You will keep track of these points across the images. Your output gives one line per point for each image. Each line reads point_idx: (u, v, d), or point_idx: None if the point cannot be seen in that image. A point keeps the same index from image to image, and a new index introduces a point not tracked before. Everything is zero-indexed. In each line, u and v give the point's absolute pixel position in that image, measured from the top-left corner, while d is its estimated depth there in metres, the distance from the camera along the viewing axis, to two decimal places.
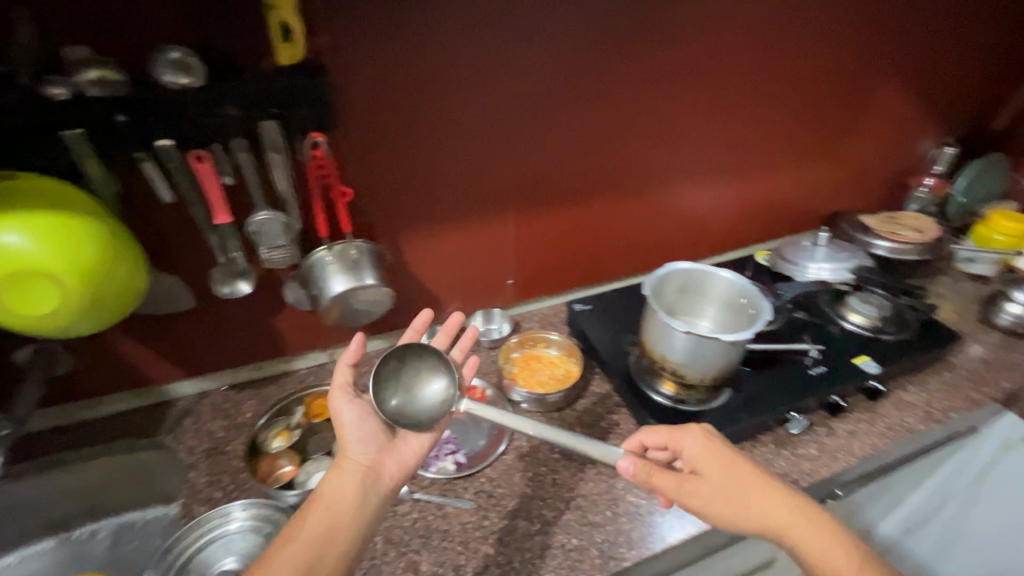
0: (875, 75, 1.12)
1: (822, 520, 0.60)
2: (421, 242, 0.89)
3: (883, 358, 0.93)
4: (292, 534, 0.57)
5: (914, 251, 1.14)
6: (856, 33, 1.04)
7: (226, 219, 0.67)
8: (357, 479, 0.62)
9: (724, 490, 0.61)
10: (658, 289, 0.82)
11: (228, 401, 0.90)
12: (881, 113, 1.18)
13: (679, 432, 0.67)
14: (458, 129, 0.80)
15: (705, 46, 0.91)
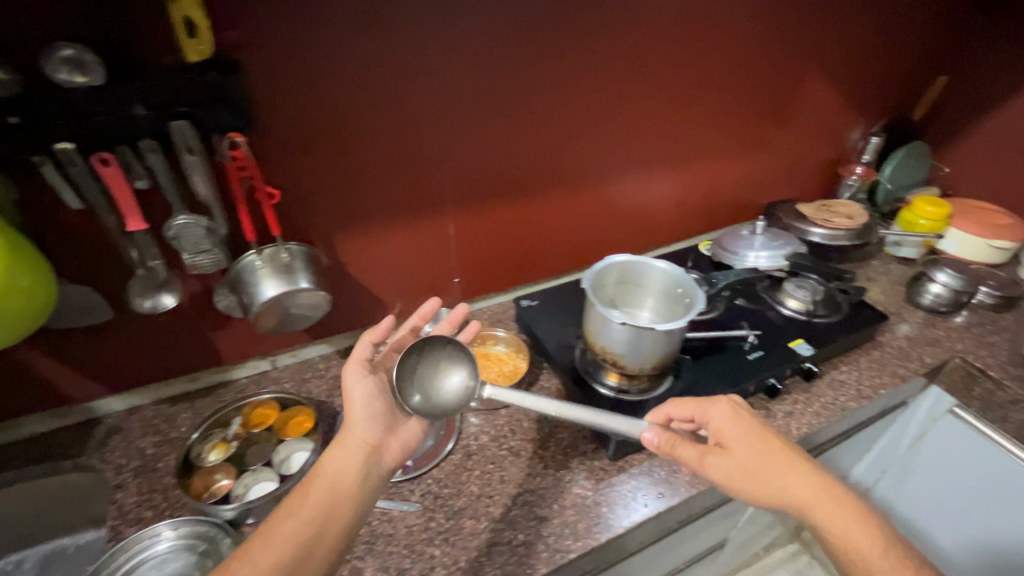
0: (801, 69, 1.17)
1: (841, 495, 0.61)
2: (359, 241, 0.89)
3: (816, 340, 0.97)
4: (296, 507, 0.58)
5: (845, 237, 1.20)
6: (779, 28, 1.08)
7: (140, 224, 0.64)
8: (361, 455, 0.64)
9: (744, 463, 0.63)
10: (598, 282, 0.83)
11: (160, 416, 0.86)
12: (809, 104, 1.24)
13: (705, 405, 0.70)
14: (388, 126, 0.80)
15: (630, 42, 0.94)
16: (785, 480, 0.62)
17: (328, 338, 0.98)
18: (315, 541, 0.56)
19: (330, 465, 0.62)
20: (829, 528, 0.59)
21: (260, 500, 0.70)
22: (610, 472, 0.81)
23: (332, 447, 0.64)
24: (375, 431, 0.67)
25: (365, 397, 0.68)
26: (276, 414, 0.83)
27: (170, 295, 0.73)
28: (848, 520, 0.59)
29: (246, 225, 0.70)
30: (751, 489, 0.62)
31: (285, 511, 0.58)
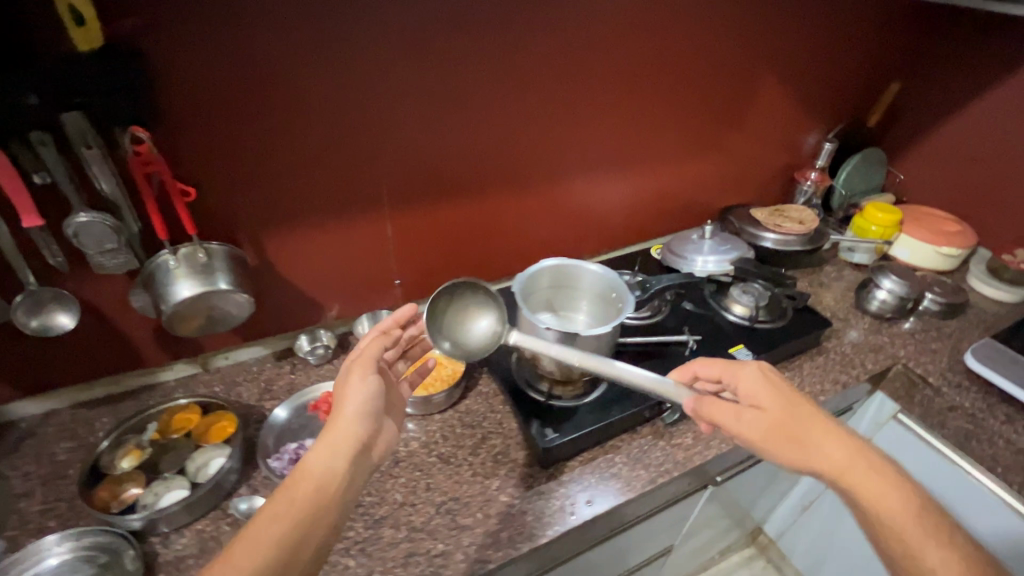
0: (752, 74, 1.17)
1: (874, 458, 0.61)
2: (289, 241, 0.87)
3: (757, 346, 0.97)
4: (280, 514, 0.54)
5: (797, 242, 1.20)
6: (727, 30, 1.07)
7: (35, 220, 0.61)
8: (348, 457, 0.60)
9: (778, 421, 0.64)
10: (530, 285, 0.82)
11: (78, 419, 0.83)
12: (763, 108, 1.23)
13: (736, 367, 0.71)
14: (315, 123, 0.79)
15: (573, 41, 0.93)
16: (819, 439, 0.62)
17: (261, 340, 0.95)
18: (300, 550, 0.54)
19: (313, 467, 0.58)
20: (864, 491, 0.59)
21: (166, 509, 0.68)
22: (539, 479, 0.80)
23: (317, 445, 0.59)
24: (366, 429, 0.62)
25: (360, 393, 0.63)
26: (196, 418, 0.80)
27: (70, 315, 0.72)
28: (884, 483, 0.59)
29: (156, 225, 0.67)
30: (785, 448, 0.62)
31: (268, 515, 0.54)
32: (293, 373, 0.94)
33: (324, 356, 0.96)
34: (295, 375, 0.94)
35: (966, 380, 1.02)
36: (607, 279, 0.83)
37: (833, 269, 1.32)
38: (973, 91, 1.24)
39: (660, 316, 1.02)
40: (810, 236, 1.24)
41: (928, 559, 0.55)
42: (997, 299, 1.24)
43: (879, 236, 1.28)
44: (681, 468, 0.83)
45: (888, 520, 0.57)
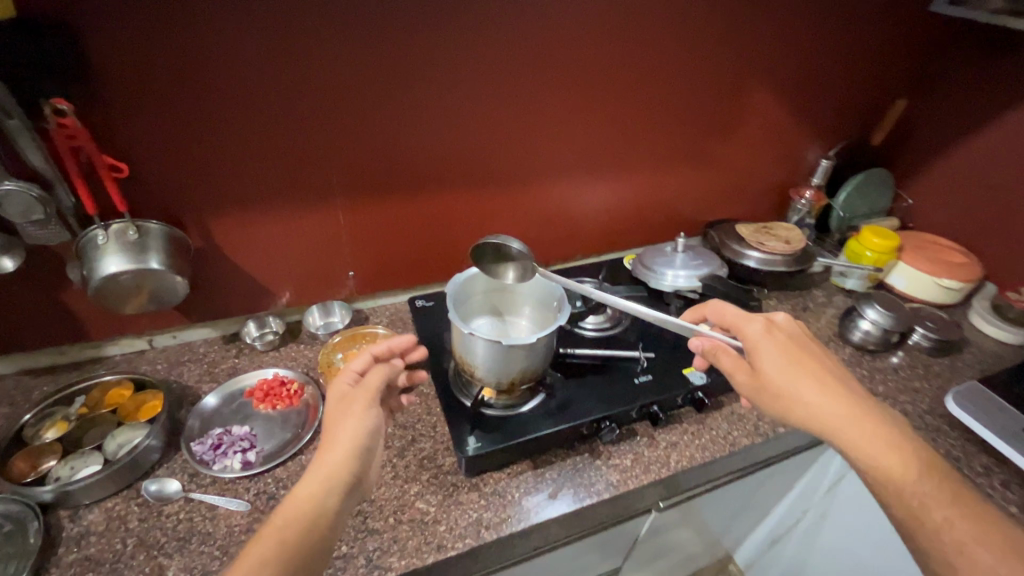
0: (743, 83, 1.10)
1: (869, 415, 0.62)
2: (236, 225, 0.86)
3: (714, 368, 0.92)
4: (270, 553, 0.52)
5: (782, 262, 1.14)
6: (717, 36, 1.01)
7: None
8: (336, 494, 0.59)
9: (771, 382, 0.66)
10: (469, 286, 0.80)
11: (19, 386, 0.84)
12: (756, 121, 1.17)
13: (742, 320, 0.72)
14: (262, 109, 0.78)
15: (544, 40, 0.89)
16: (811, 399, 0.64)
17: (210, 322, 0.95)
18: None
19: (302, 502, 0.57)
20: (859, 450, 0.60)
21: (75, 485, 0.68)
22: (461, 489, 0.77)
23: (307, 479, 0.58)
24: (358, 466, 0.61)
25: (358, 424, 0.63)
26: (127, 394, 0.81)
27: (14, 258, 0.70)
28: (883, 449, 0.60)
29: (84, 200, 0.67)
30: (775, 406, 0.66)
31: (262, 553, 0.52)
32: (237, 358, 0.93)
33: (270, 343, 0.95)
34: (238, 360, 0.93)
35: (947, 424, 0.94)
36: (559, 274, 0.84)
37: (822, 294, 1.25)
38: (988, 115, 1.15)
39: (619, 329, 1.00)
40: (796, 257, 1.17)
41: (925, 523, 0.57)
42: (999, 339, 1.15)
43: (874, 262, 1.20)
44: (613, 491, 0.79)
45: (889, 480, 0.59)
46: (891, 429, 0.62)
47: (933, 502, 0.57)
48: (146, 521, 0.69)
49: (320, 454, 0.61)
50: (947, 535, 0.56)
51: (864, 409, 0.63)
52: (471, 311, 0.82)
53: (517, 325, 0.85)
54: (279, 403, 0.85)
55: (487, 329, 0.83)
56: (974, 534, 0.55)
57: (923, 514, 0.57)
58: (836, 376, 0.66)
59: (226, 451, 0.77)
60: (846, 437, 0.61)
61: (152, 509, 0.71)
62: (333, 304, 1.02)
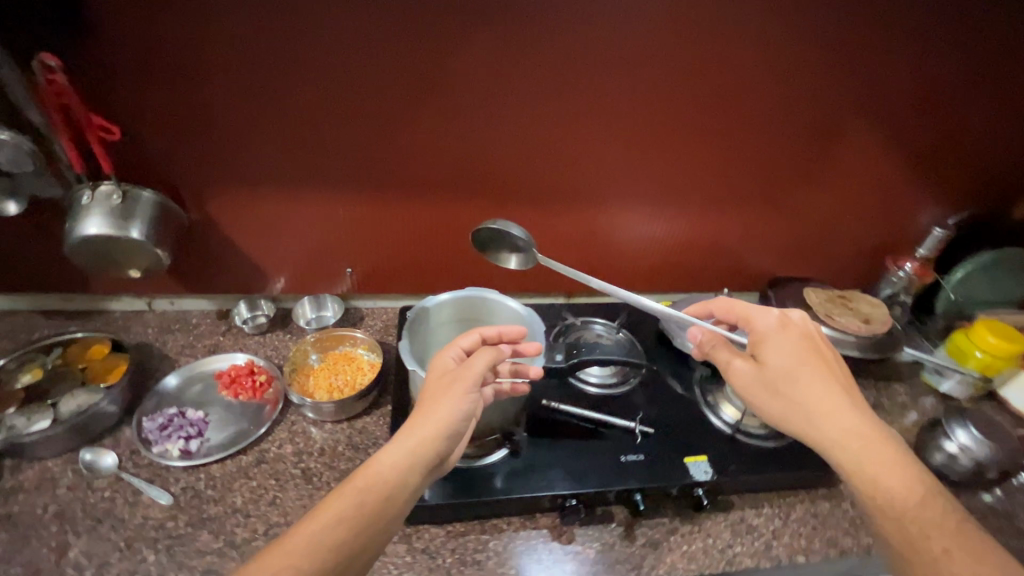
0: (838, 124, 0.90)
1: (874, 429, 0.60)
2: (235, 203, 0.84)
3: (723, 464, 0.75)
4: (342, 517, 0.50)
5: (852, 345, 0.93)
6: (811, 62, 0.83)
7: None
8: (417, 473, 0.54)
9: (771, 374, 0.64)
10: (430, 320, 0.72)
11: (25, 324, 0.88)
12: (852, 167, 0.96)
13: (755, 313, 0.70)
14: (264, 87, 0.74)
15: (587, 44, 0.77)
16: (815, 401, 0.61)
17: (206, 295, 0.93)
18: (356, 558, 0.50)
19: (385, 471, 0.54)
20: (860, 463, 0.58)
21: (24, 440, 0.68)
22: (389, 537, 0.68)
23: (396, 446, 0.55)
24: (450, 442, 0.57)
25: (453, 407, 0.58)
26: (103, 354, 0.81)
27: (17, 205, 0.70)
28: (884, 463, 0.58)
29: (70, 156, 0.66)
30: (769, 401, 0.63)
31: (335, 512, 0.50)
32: (223, 336, 0.91)
33: (258, 327, 0.92)
34: (223, 338, 0.91)
35: None
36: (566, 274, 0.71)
37: (904, 391, 1.00)
38: None
39: (626, 387, 0.85)
40: (875, 341, 0.95)
41: (921, 547, 0.54)
42: None
43: (981, 365, 0.95)
44: None
45: (890, 497, 0.56)
46: (895, 446, 0.59)
47: (931, 527, 0.54)
48: (72, 491, 0.68)
49: (414, 419, 0.57)
50: (943, 566, 0.53)
51: (869, 422, 0.60)
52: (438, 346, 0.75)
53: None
54: (242, 393, 0.81)
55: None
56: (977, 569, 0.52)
57: (918, 542, 0.54)
58: (842, 382, 0.64)
59: (172, 435, 0.74)
60: (843, 445, 0.59)
61: (83, 480, 0.69)
62: (326, 299, 0.98)
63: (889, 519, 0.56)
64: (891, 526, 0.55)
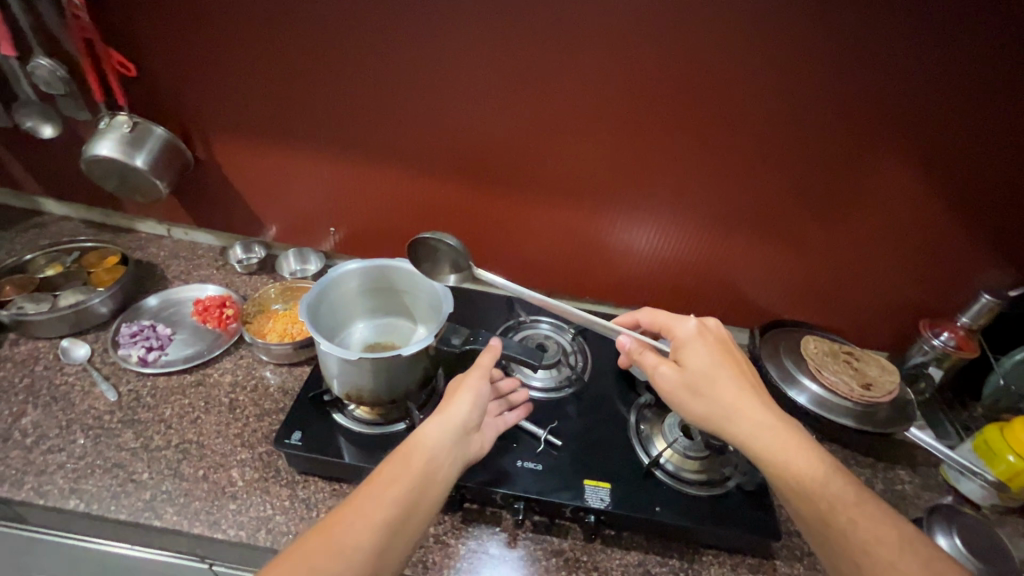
0: (868, 155, 0.77)
1: (781, 421, 0.58)
2: (235, 151, 0.91)
3: (628, 498, 0.68)
4: (397, 477, 0.53)
5: (840, 411, 0.80)
6: (831, 79, 0.72)
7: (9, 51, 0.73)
8: (452, 439, 0.58)
9: (695, 380, 0.60)
10: (337, 291, 0.73)
11: (72, 230, 1.03)
12: (883, 210, 0.82)
13: (676, 320, 0.67)
14: (254, 43, 0.79)
15: (561, 31, 0.73)
16: (732, 403, 0.58)
17: (212, 231, 1.03)
18: (413, 509, 0.52)
19: (423, 439, 0.57)
20: (774, 454, 0.55)
21: (25, 316, 0.80)
22: (277, 479, 0.70)
23: (431, 421, 0.59)
24: (476, 417, 0.62)
25: (472, 393, 0.62)
26: (112, 263, 0.93)
27: (51, 128, 0.89)
28: (793, 449, 0.55)
29: (92, 85, 0.78)
30: (691, 405, 0.60)
31: (389, 471, 0.54)
32: (217, 270, 1.00)
33: (248, 267, 1.00)
34: (216, 271, 1.00)
35: None
36: (494, 283, 0.68)
37: (911, 479, 0.84)
38: None
39: (561, 395, 0.81)
40: (884, 414, 0.81)
41: (830, 521, 0.51)
42: None
43: (1009, 476, 0.75)
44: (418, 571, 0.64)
45: (801, 478, 0.54)
46: (799, 431, 0.58)
47: (838, 503, 0.52)
48: (46, 371, 0.79)
49: (443, 401, 0.62)
50: (851, 535, 0.50)
51: (775, 416, 0.58)
52: (343, 316, 0.77)
53: (400, 326, 0.81)
54: (209, 321, 0.89)
55: (366, 335, 0.79)
56: (879, 535, 0.50)
57: (827, 516, 0.52)
58: (754, 383, 0.62)
59: (137, 342, 0.83)
60: (756, 435, 0.56)
61: (58, 363, 0.81)
62: (311, 254, 1.03)
63: (805, 503, 0.53)
64: (806, 510, 0.53)
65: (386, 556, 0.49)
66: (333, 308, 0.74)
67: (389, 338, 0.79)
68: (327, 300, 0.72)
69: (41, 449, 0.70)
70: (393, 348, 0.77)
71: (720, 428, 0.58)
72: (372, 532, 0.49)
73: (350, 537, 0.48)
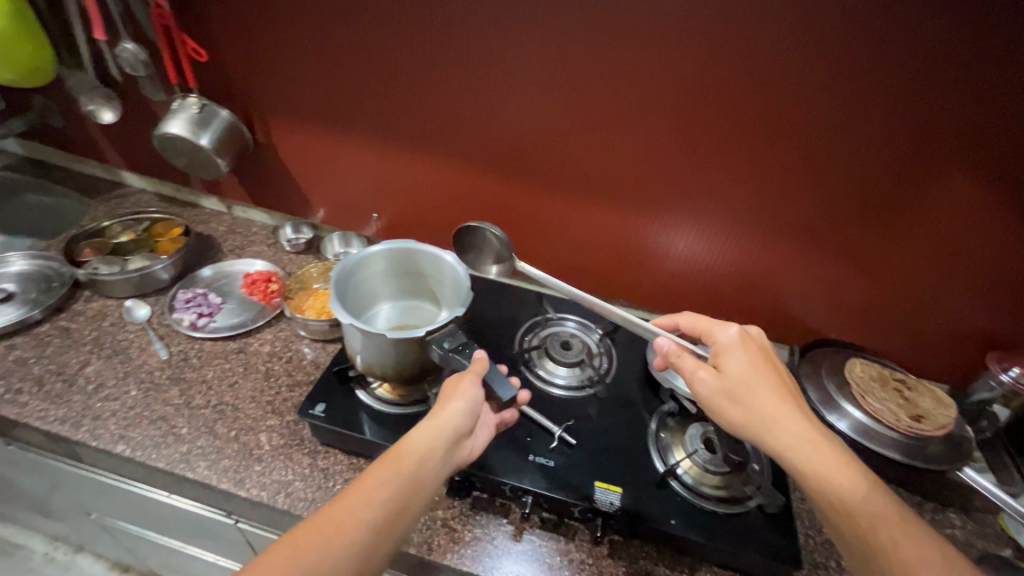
0: (941, 168, 0.71)
1: (824, 436, 0.54)
2: (292, 136, 0.97)
3: (639, 505, 0.67)
4: (386, 479, 0.52)
5: (887, 443, 0.74)
6: (904, 83, 0.66)
7: (101, 37, 0.81)
8: (443, 446, 0.56)
9: (734, 387, 0.58)
10: (364, 272, 0.76)
11: (146, 201, 1.12)
12: (957, 228, 0.75)
13: (718, 326, 0.65)
14: (313, 34, 0.84)
15: (605, 27, 0.72)
16: (772, 414, 0.55)
17: (266, 210, 1.10)
18: (398, 514, 0.51)
19: (415, 444, 0.55)
20: (815, 470, 0.52)
21: (99, 276, 0.88)
22: (300, 447, 0.74)
23: (426, 426, 0.57)
24: (469, 422, 0.59)
25: (469, 399, 0.59)
26: (176, 234, 1.01)
27: (110, 113, 1.00)
28: (837, 464, 0.52)
29: (168, 69, 0.85)
30: (728, 412, 0.57)
31: (379, 473, 0.53)
32: (268, 247, 1.07)
33: (295, 247, 1.05)
34: (267, 248, 1.06)
35: None
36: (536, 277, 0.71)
37: (963, 525, 0.76)
38: None
39: (581, 394, 0.80)
40: (934, 449, 0.74)
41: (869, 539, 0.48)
42: None
43: None
44: (422, 552, 0.65)
45: (847, 496, 0.50)
46: (841, 446, 0.54)
47: (880, 521, 0.49)
48: (111, 326, 0.87)
49: (439, 403, 0.59)
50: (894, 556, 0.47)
51: (816, 428, 0.55)
52: (367, 297, 0.79)
53: (423, 308, 0.84)
54: (255, 293, 0.94)
55: (390, 316, 0.82)
56: (921, 554, 0.47)
57: (866, 533, 0.49)
58: (795, 394, 0.58)
59: (189, 309, 0.90)
60: (796, 448, 0.53)
61: (122, 320, 0.89)
62: (354, 238, 1.08)
63: (845, 518, 0.50)
64: (847, 527, 0.50)
65: (369, 555, 0.49)
66: (359, 287, 0.77)
67: (412, 319, 0.82)
68: (352, 282, 0.74)
69: (99, 396, 0.77)
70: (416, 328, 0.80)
71: (757, 438, 0.55)
72: (355, 535, 0.49)
73: (333, 537, 0.48)
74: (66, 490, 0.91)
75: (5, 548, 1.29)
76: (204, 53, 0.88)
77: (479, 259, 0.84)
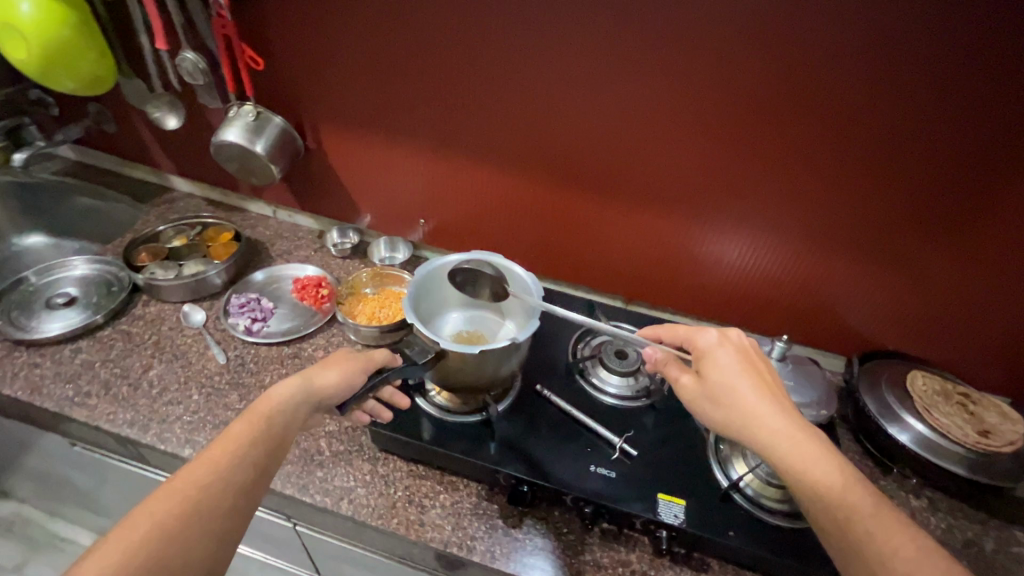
0: (982, 168, 0.69)
1: (803, 430, 0.53)
2: (342, 143, 0.97)
3: (703, 518, 0.66)
4: (248, 439, 0.51)
5: (953, 456, 0.73)
6: (947, 84, 0.65)
7: (163, 46, 0.83)
8: (308, 407, 0.57)
9: (715, 389, 0.57)
10: (439, 280, 0.78)
11: (194, 205, 1.14)
12: (1004, 229, 0.73)
13: (697, 330, 0.64)
14: (368, 43, 0.84)
15: (668, 34, 0.71)
16: (748, 412, 0.54)
17: (313, 215, 1.11)
18: (261, 477, 0.50)
19: (278, 402, 0.55)
20: (790, 462, 0.51)
21: (157, 280, 0.90)
22: (361, 453, 0.75)
23: (291, 384, 0.57)
24: (343, 393, 0.60)
25: (345, 369, 0.61)
26: (227, 239, 1.02)
27: (176, 118, 1.01)
28: (812, 458, 0.51)
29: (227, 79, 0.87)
30: (707, 413, 0.57)
31: (243, 432, 0.51)
32: (314, 251, 1.08)
33: (341, 251, 1.06)
34: (314, 253, 1.07)
35: None
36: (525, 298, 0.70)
37: None
38: None
39: (637, 404, 0.80)
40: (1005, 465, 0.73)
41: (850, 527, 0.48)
42: None
43: None
44: (484, 560, 0.66)
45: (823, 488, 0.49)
46: (820, 440, 0.53)
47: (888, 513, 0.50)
48: (170, 330, 0.89)
49: (310, 368, 0.60)
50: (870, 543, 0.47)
51: (795, 422, 0.54)
52: (437, 303, 0.81)
53: (497, 321, 0.83)
54: (306, 299, 0.95)
55: (464, 324, 0.82)
56: (896, 543, 0.46)
57: (843, 521, 0.48)
58: (777, 392, 0.57)
59: (244, 312, 0.92)
60: (771, 444, 0.52)
61: (179, 325, 0.90)
62: (399, 242, 1.08)
63: (821, 508, 0.49)
64: (825, 520, 0.49)
65: (233, 518, 0.47)
66: (433, 294, 0.78)
67: (486, 330, 0.82)
68: (427, 288, 0.76)
69: (163, 400, 0.78)
70: (484, 340, 0.79)
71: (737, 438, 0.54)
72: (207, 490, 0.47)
73: (190, 496, 0.46)
74: (125, 489, 0.93)
75: (56, 543, 1.34)
76: (261, 61, 0.89)
77: (476, 288, 0.76)
